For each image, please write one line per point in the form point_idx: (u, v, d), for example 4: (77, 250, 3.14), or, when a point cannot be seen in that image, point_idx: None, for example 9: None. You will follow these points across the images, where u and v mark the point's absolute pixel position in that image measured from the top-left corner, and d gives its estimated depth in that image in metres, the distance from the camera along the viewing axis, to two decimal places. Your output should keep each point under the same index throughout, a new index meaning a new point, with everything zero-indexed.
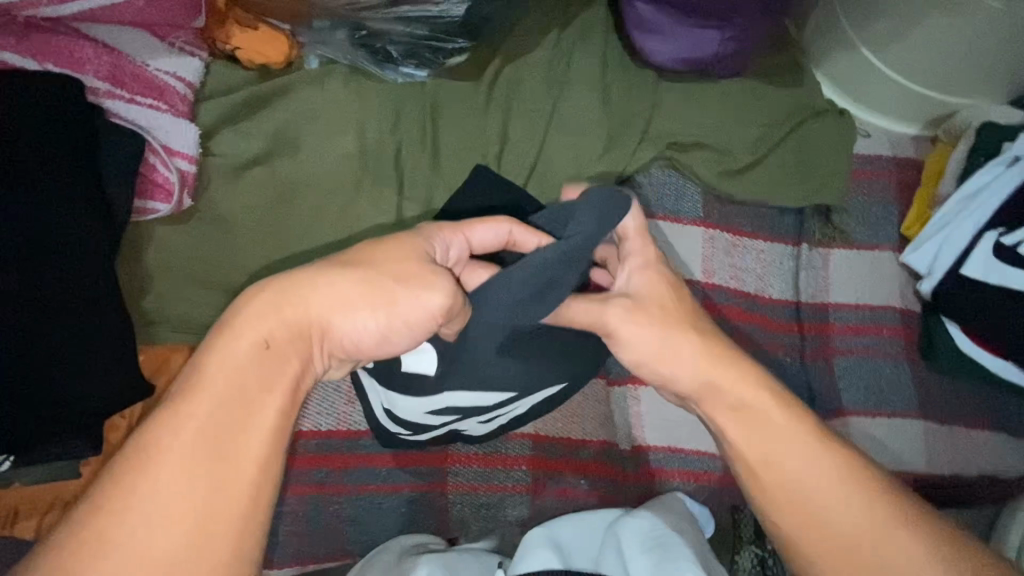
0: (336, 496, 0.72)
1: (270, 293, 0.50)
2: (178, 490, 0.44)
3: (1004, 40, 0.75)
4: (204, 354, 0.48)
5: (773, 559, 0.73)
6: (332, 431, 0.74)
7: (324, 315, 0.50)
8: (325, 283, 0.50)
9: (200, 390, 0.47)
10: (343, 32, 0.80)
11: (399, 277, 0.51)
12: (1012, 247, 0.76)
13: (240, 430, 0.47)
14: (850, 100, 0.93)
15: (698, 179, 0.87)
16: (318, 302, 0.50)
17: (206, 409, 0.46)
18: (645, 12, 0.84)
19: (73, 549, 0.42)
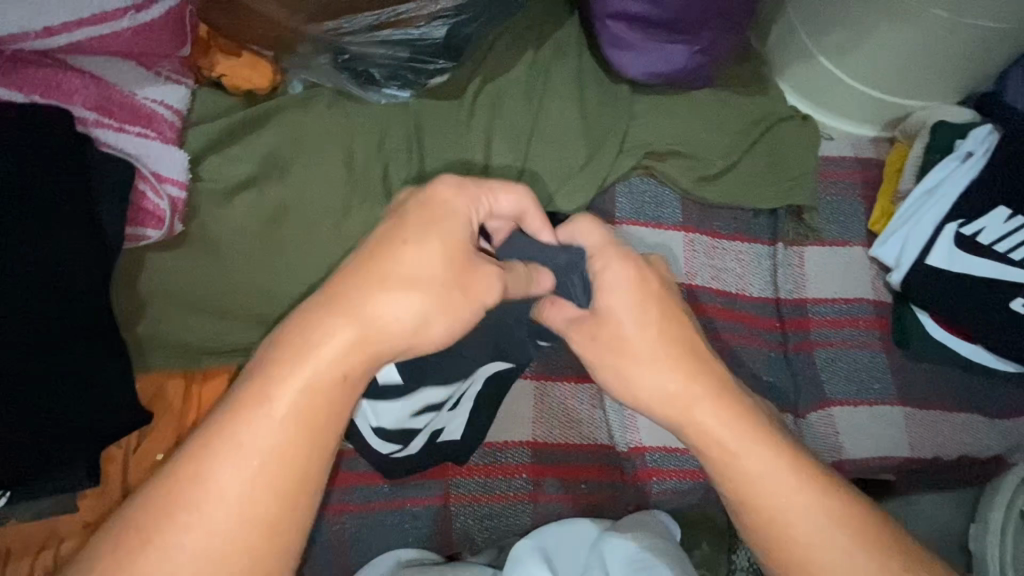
0: (345, 514, 0.72)
1: (335, 311, 0.45)
2: (232, 498, 0.44)
3: (949, 45, 0.81)
4: (276, 368, 0.45)
5: None
6: (346, 450, 0.73)
7: (391, 342, 0.46)
8: (393, 307, 0.45)
9: (256, 411, 0.45)
10: (325, 57, 0.82)
11: (465, 288, 0.47)
12: (971, 237, 0.82)
13: (300, 453, 0.45)
14: (812, 105, 0.98)
15: (676, 186, 0.90)
16: (385, 325, 0.45)
17: (263, 432, 0.45)
18: (617, 29, 0.88)
19: (131, 535, 0.44)
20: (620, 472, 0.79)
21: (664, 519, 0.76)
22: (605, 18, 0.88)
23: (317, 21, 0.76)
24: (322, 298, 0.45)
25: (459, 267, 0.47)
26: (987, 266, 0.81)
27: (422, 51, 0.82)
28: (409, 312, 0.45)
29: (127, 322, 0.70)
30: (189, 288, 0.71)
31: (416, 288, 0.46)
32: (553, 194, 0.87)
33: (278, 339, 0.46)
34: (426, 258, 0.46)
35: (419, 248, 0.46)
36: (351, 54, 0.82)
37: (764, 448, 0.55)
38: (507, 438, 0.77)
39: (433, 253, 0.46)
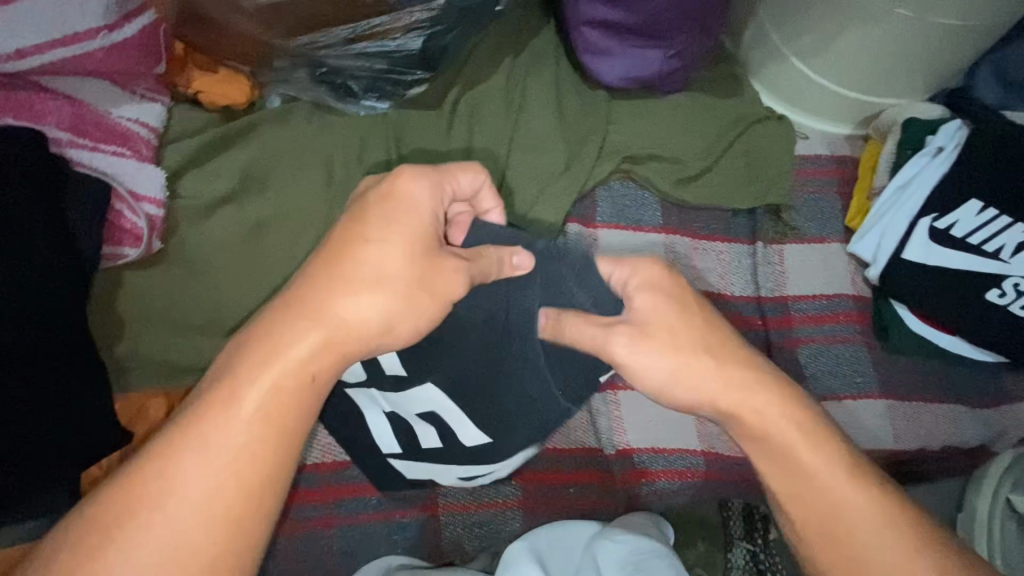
0: (327, 529, 0.71)
1: (309, 305, 0.47)
2: (195, 492, 0.44)
3: (914, 44, 0.83)
4: (243, 363, 0.47)
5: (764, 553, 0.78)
6: (319, 463, 0.72)
7: (359, 338, 0.48)
8: (364, 303, 0.47)
9: (228, 406, 0.46)
10: (303, 71, 0.83)
11: (425, 279, 0.49)
12: (945, 230, 0.83)
13: (263, 447, 0.46)
14: (787, 105, 0.99)
15: (655, 188, 0.91)
16: (347, 317, 0.47)
17: (231, 426, 0.45)
18: (592, 36, 0.89)
19: (94, 532, 0.44)
20: (609, 475, 0.79)
21: (662, 523, 0.76)
22: (581, 26, 0.89)
23: (293, 34, 0.76)
24: (297, 295, 0.48)
25: (431, 265, 0.49)
26: (961, 258, 0.83)
27: (399, 62, 0.83)
28: (379, 306, 0.48)
29: (106, 342, 0.70)
30: (169, 305, 0.71)
31: (388, 284, 0.48)
32: (534, 200, 0.88)
33: (251, 335, 0.47)
34: (397, 257, 0.48)
35: (392, 246, 0.48)
36: (329, 67, 0.82)
37: (821, 446, 0.55)
38: None
39: (406, 250, 0.48)
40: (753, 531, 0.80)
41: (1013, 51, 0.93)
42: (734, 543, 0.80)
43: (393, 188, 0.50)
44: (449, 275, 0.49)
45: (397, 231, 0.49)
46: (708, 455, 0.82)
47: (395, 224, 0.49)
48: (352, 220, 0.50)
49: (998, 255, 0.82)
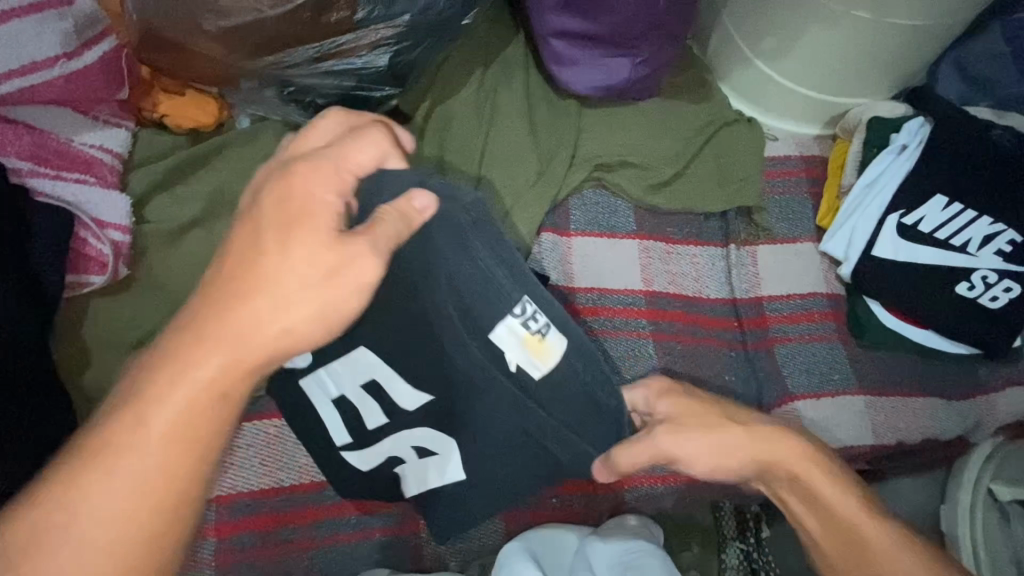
0: (273, 557, 0.69)
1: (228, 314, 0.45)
2: (107, 511, 0.42)
3: (874, 45, 0.84)
4: (159, 372, 0.44)
5: (756, 552, 0.81)
6: (244, 493, 0.70)
7: (285, 345, 0.46)
8: (285, 308, 0.45)
9: (142, 422, 0.43)
10: (271, 91, 0.83)
11: (336, 270, 0.46)
12: (913, 226, 0.85)
13: (179, 462, 0.44)
14: (756, 108, 1.01)
15: (628, 195, 0.92)
16: (265, 321, 0.45)
17: (146, 441, 0.43)
18: (559, 47, 0.90)
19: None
20: (592, 484, 0.80)
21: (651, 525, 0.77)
22: (548, 37, 0.90)
23: (258, 55, 0.76)
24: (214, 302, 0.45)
25: (344, 261, 0.46)
26: (930, 253, 0.84)
27: (367, 78, 0.83)
28: (302, 311, 0.46)
29: (73, 371, 0.69)
30: (135, 330, 0.70)
31: (305, 286, 0.46)
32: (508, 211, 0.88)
33: (167, 343, 0.45)
34: (314, 258, 0.46)
35: (309, 244, 0.46)
36: (296, 86, 0.82)
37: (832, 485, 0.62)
38: None
39: (319, 251, 0.46)
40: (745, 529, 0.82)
41: (971, 48, 0.95)
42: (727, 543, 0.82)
43: (290, 183, 0.47)
44: (363, 264, 0.46)
45: (306, 228, 0.46)
46: None
47: (310, 226, 0.46)
48: (269, 217, 0.47)
49: (964, 249, 0.84)
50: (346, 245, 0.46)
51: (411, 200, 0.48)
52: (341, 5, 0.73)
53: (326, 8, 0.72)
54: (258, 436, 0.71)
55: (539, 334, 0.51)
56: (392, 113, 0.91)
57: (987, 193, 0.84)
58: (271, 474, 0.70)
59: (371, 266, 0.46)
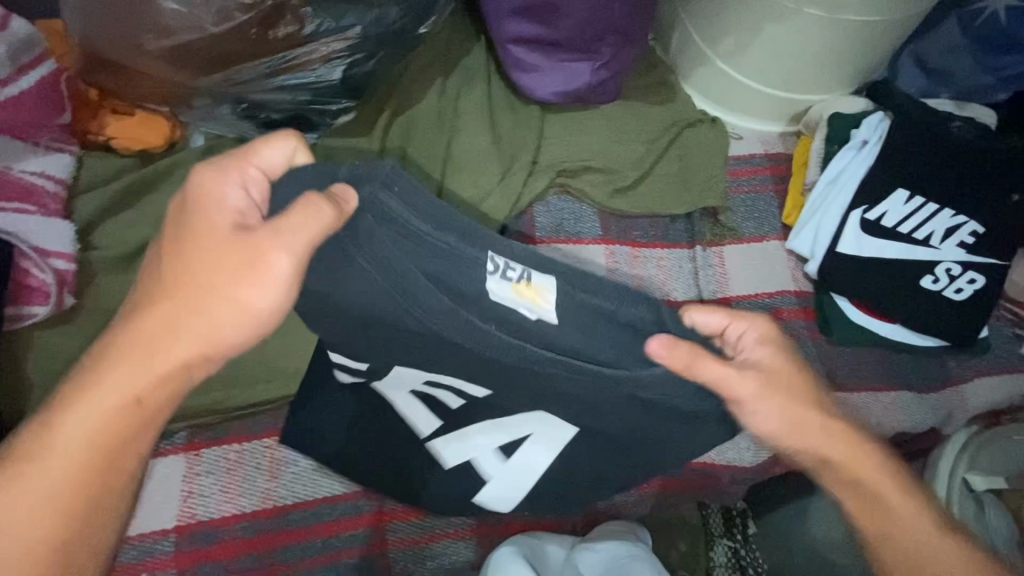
0: None
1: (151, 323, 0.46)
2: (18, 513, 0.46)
3: (830, 42, 0.85)
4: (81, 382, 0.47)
5: (744, 549, 0.89)
6: (214, 519, 0.68)
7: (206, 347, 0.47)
8: (204, 316, 0.46)
9: (74, 422, 0.47)
10: (225, 107, 0.82)
11: (237, 269, 0.45)
12: (876, 221, 0.85)
13: (95, 469, 0.47)
14: (720, 107, 1.00)
15: (592, 201, 0.92)
16: (171, 334, 0.46)
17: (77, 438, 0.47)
18: (519, 53, 0.90)
19: None
20: None
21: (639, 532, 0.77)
22: (506, 43, 0.89)
23: (206, 72, 0.75)
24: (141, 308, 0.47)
25: (250, 260, 0.44)
26: (893, 248, 0.84)
27: (321, 92, 0.82)
28: (215, 314, 0.46)
29: (17, 407, 0.66)
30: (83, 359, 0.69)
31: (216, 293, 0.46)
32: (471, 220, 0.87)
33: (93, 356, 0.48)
34: (222, 260, 0.45)
35: (218, 245, 0.45)
36: (250, 103, 0.81)
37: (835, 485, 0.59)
38: None
39: (226, 253, 0.45)
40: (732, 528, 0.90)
41: (929, 40, 0.95)
42: (715, 542, 0.90)
43: (202, 187, 0.47)
44: (270, 259, 0.44)
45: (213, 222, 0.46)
46: None
47: (221, 227, 0.46)
48: (179, 222, 0.47)
49: (927, 242, 0.84)
50: (245, 242, 0.45)
51: (332, 195, 0.42)
52: (288, 20, 0.72)
53: (272, 23, 0.71)
54: (218, 461, 0.70)
55: (522, 281, 0.44)
56: (351, 126, 0.90)
57: (946, 186, 0.85)
58: (243, 500, 0.69)
59: (282, 264, 0.44)
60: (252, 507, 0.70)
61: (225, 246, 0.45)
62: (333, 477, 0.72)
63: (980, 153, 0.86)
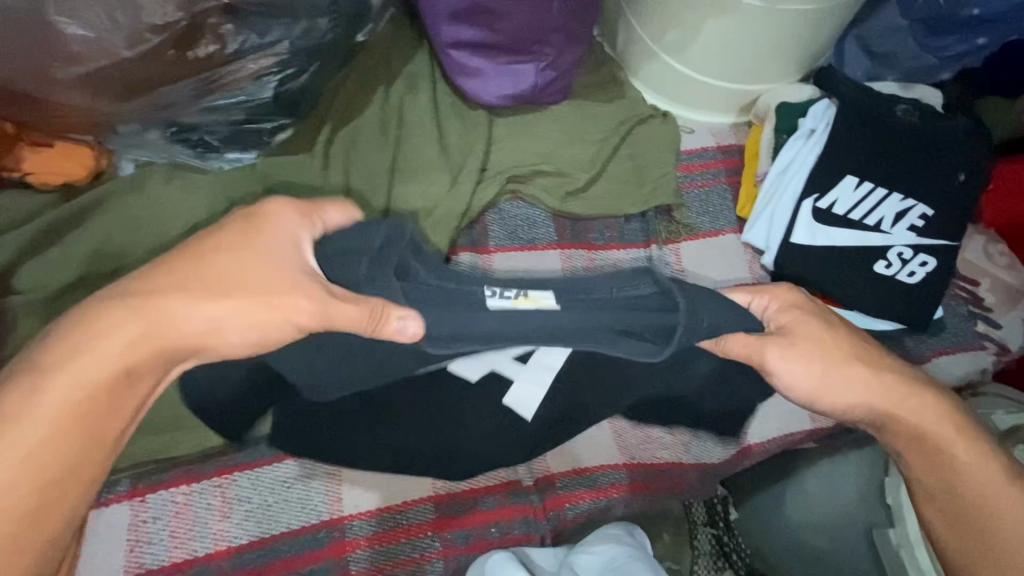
0: None
1: (120, 306, 0.44)
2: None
3: (771, 31, 0.84)
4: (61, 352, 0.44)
5: (726, 536, 0.97)
6: (164, 567, 0.66)
7: (187, 338, 0.46)
8: (191, 305, 0.45)
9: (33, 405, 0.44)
10: (154, 132, 0.78)
11: (268, 287, 0.46)
12: (828, 209, 0.85)
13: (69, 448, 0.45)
14: (670, 100, 0.99)
15: (545, 205, 0.90)
16: (179, 325, 0.45)
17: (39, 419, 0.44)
18: (462, 58, 0.87)
19: None
20: (532, 507, 0.78)
21: (614, 526, 0.77)
22: (447, 48, 0.87)
23: (127, 98, 0.72)
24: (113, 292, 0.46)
25: (281, 287, 0.46)
26: (846, 235, 0.84)
27: (255, 111, 0.78)
28: (238, 310, 0.46)
29: None
30: None
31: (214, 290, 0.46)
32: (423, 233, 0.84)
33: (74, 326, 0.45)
34: (255, 271, 0.46)
35: (235, 259, 0.47)
36: (180, 125, 0.77)
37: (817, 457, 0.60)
38: (408, 498, 0.74)
39: (265, 270, 0.46)
40: (715, 517, 0.97)
41: (872, 23, 0.95)
42: (700, 530, 0.97)
43: (272, 224, 0.48)
44: (294, 299, 0.45)
45: (240, 247, 0.47)
46: (630, 467, 0.83)
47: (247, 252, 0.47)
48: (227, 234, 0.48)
49: (879, 227, 0.84)
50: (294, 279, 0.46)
51: (392, 318, 0.45)
52: (207, 39, 0.69)
53: (190, 43, 0.69)
54: (165, 504, 0.68)
55: (520, 295, 0.47)
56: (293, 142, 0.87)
57: (894, 170, 0.85)
58: (193, 544, 0.67)
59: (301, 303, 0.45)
60: (205, 550, 0.68)
61: (269, 277, 0.46)
62: (289, 512, 0.71)
63: (926, 135, 0.86)
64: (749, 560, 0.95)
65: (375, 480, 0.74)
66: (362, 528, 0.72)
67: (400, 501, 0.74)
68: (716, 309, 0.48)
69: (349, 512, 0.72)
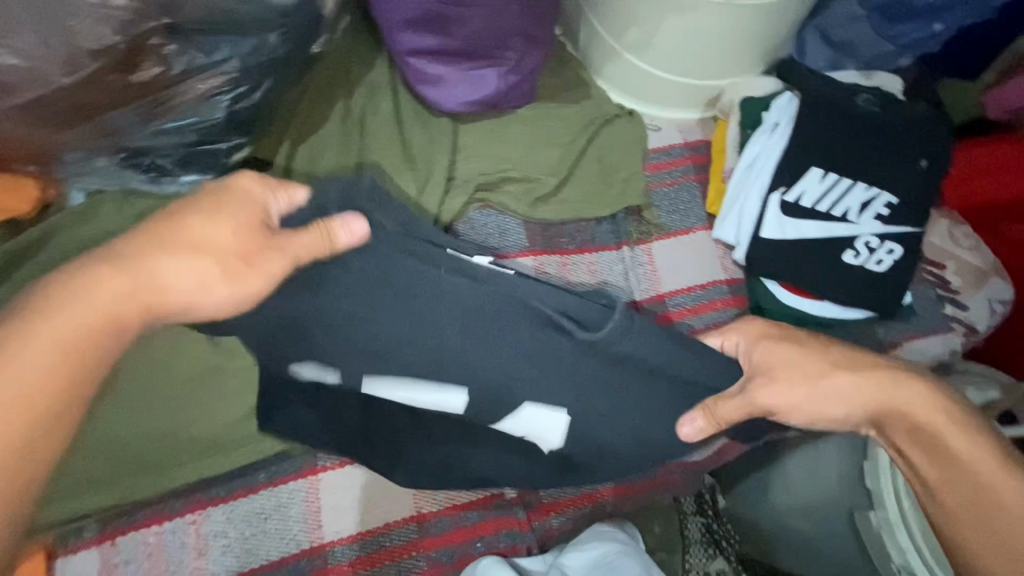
0: None
1: (88, 264, 0.45)
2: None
3: (731, 26, 0.83)
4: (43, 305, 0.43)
5: (716, 523, 0.99)
6: None
7: (171, 296, 0.47)
8: (176, 263, 0.47)
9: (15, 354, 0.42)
10: (102, 159, 0.76)
11: (244, 245, 0.49)
12: (795, 203, 0.85)
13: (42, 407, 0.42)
14: (636, 98, 0.98)
15: (515, 211, 0.89)
16: (167, 277, 0.47)
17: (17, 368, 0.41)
18: (421, 65, 0.84)
19: None
20: (517, 520, 0.77)
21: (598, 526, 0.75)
22: (406, 56, 0.84)
23: (70, 125, 0.69)
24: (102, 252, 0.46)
25: (262, 244, 0.50)
26: (813, 227, 0.85)
27: (208, 132, 0.75)
28: (219, 265, 0.48)
29: None
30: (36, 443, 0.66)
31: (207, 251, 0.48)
32: None
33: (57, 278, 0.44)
34: (233, 231, 0.49)
35: (216, 228, 0.49)
36: (130, 150, 0.75)
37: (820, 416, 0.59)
38: (390, 518, 0.74)
39: (244, 230, 0.50)
40: (703, 505, 1.00)
41: (832, 11, 0.95)
42: (690, 519, 1.00)
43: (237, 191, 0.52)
44: (271, 257, 0.50)
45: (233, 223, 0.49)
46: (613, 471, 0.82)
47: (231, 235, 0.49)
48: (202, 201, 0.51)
49: (846, 218, 0.85)
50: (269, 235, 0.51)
51: (338, 228, 0.53)
52: (150, 61, 0.67)
53: (132, 66, 0.66)
54: (138, 545, 0.67)
55: None
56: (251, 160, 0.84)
57: (857, 161, 0.85)
58: None
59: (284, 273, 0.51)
60: None
61: (242, 232, 0.49)
62: (267, 544, 0.70)
63: (887, 124, 0.87)
64: (737, 546, 0.98)
65: (356, 504, 0.73)
66: (344, 554, 0.71)
67: (382, 524, 0.73)
68: (648, 334, 0.60)
69: (330, 538, 0.71)
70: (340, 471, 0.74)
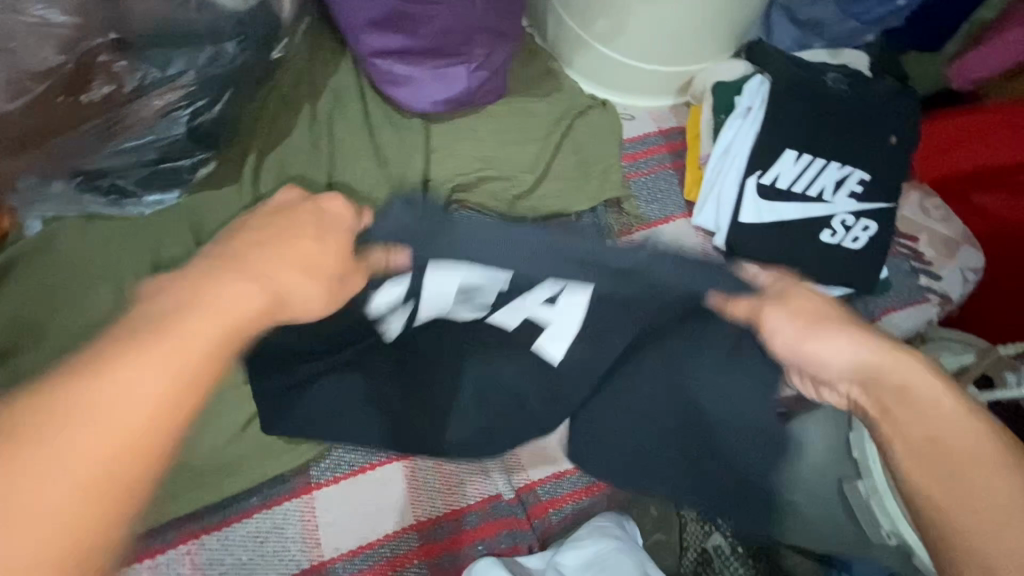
0: None
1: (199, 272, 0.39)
2: None
3: (698, 12, 0.83)
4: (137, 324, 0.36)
5: None
6: None
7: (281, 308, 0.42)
8: (284, 275, 0.42)
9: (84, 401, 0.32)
10: (58, 183, 0.71)
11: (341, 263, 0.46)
12: (772, 185, 0.85)
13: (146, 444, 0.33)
14: (608, 87, 0.97)
15: (494, 210, 0.88)
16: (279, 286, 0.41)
17: (118, 408, 0.32)
18: (388, 66, 0.82)
19: None
20: (516, 519, 0.77)
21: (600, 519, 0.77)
22: (371, 58, 0.82)
23: (20, 151, 0.66)
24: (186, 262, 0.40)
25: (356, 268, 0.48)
26: (790, 208, 0.86)
27: (169, 149, 0.72)
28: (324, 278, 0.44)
29: None
30: None
31: (302, 278, 0.43)
32: None
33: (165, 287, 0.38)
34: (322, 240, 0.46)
35: (317, 246, 0.45)
36: (86, 172, 0.71)
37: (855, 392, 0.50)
38: (390, 528, 0.73)
39: (335, 239, 0.47)
40: None
41: None
42: None
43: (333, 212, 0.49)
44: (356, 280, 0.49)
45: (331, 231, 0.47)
46: None
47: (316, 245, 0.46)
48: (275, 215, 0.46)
49: (821, 197, 0.86)
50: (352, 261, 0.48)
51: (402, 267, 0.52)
52: (100, 80, 0.64)
53: (82, 86, 0.64)
54: None
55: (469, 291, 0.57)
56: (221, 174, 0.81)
57: (829, 140, 0.86)
58: None
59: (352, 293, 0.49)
60: None
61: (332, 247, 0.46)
62: (266, 567, 0.69)
63: (856, 102, 0.88)
64: (732, 521, 0.98)
65: (353, 518, 0.73)
66: (346, 568, 0.71)
67: (380, 537, 0.73)
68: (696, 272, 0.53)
69: (329, 555, 0.71)
70: (336, 485, 0.73)
